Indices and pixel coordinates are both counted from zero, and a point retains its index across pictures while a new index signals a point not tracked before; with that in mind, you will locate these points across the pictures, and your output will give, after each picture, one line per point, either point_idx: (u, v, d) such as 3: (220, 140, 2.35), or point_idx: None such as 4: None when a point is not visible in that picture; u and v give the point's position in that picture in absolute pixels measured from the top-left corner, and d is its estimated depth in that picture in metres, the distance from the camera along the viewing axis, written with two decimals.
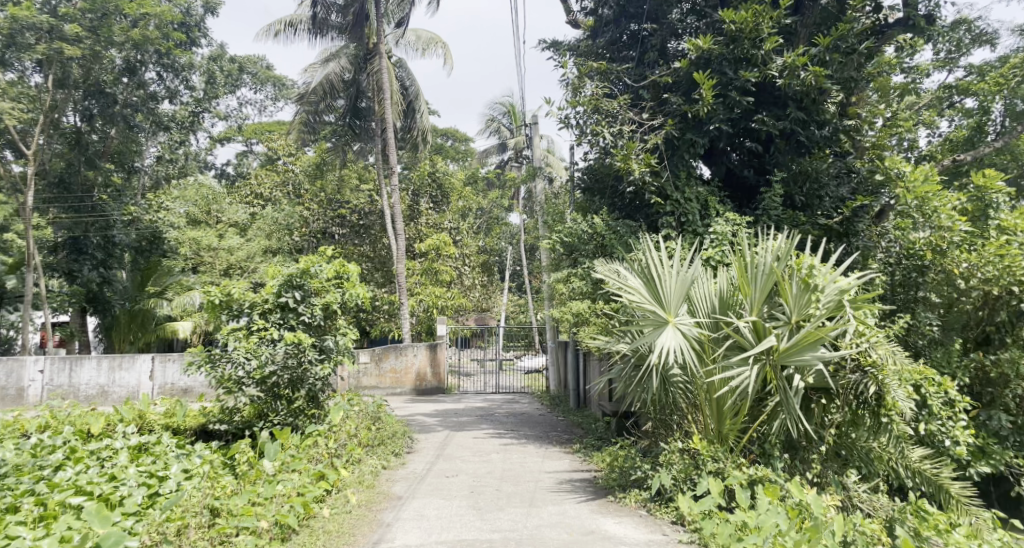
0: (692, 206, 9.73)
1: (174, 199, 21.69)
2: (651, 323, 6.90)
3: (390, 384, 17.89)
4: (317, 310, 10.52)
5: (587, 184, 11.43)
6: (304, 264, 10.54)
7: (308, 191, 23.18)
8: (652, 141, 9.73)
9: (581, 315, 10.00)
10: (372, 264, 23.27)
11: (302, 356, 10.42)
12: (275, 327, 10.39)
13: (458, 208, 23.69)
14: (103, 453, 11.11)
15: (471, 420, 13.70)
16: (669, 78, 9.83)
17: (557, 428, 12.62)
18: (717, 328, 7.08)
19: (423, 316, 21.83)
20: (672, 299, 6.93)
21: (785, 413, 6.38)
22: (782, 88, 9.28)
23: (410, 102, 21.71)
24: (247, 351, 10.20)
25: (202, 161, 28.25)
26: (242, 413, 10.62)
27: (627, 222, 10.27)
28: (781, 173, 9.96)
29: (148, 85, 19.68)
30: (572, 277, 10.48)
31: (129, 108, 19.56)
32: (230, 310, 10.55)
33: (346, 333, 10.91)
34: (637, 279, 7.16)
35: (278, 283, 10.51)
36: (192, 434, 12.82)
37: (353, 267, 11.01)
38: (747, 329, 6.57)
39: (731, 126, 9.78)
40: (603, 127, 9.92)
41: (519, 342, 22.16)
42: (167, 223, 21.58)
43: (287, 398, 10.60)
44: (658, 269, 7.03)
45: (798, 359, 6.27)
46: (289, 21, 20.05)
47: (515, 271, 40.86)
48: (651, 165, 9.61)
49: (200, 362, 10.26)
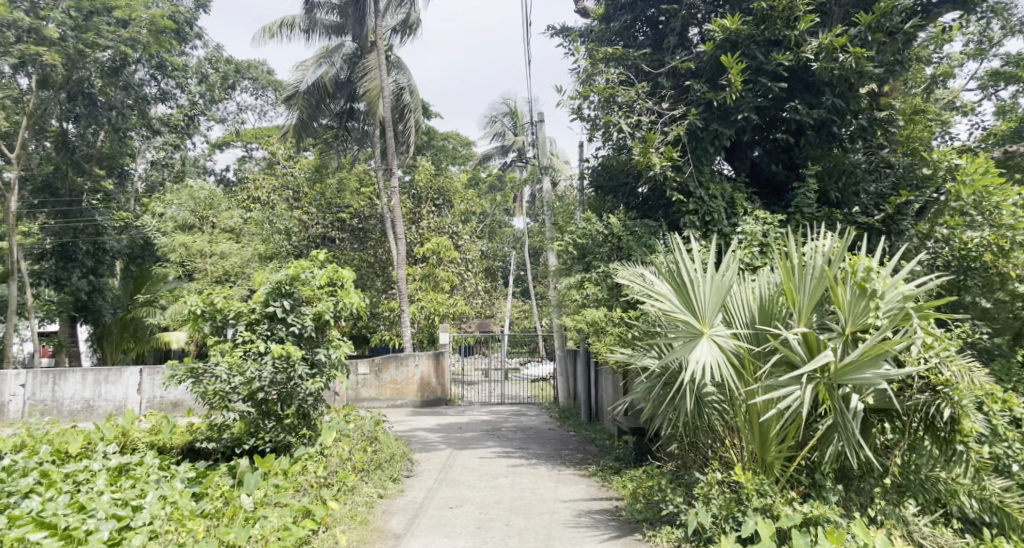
0: (717, 204, 8.89)
1: (168, 203, 20.85)
2: (683, 337, 6.06)
3: (391, 396, 16.94)
4: (308, 320, 9.63)
5: (600, 182, 10.56)
6: (293, 270, 9.65)
7: (305, 193, 22.19)
8: (674, 133, 8.87)
9: (596, 324, 9.17)
10: (372, 269, 22.37)
11: (292, 370, 9.50)
12: (262, 339, 9.52)
13: (461, 211, 22.84)
14: (80, 475, 10.17)
15: (476, 436, 12.79)
16: (692, 64, 8.96)
17: (570, 445, 11.74)
18: (758, 340, 6.21)
19: (425, 323, 20.96)
20: (706, 307, 6.08)
21: (842, 439, 5.49)
22: (817, 72, 8.42)
23: (401, 103, 20.84)
24: (231, 367, 9.32)
25: (200, 167, 27.48)
26: (233, 429, 9.68)
27: (645, 222, 9.46)
28: (813, 168, 9.12)
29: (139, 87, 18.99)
30: (584, 283, 9.58)
31: (117, 110, 18.82)
32: (214, 321, 9.72)
33: (340, 346, 10.01)
34: (666, 283, 6.33)
35: (266, 291, 9.60)
36: (179, 452, 11.91)
37: (347, 273, 10.10)
38: (797, 342, 5.63)
39: (761, 116, 8.96)
40: (620, 117, 9.05)
41: (524, 350, 21.31)
42: (158, 227, 20.74)
43: (277, 416, 9.65)
44: (691, 273, 6.20)
45: (856, 378, 5.36)
46: (282, 22, 19.36)
47: (519, 275, 39.98)
48: (672, 159, 8.75)
49: (182, 376, 9.37)
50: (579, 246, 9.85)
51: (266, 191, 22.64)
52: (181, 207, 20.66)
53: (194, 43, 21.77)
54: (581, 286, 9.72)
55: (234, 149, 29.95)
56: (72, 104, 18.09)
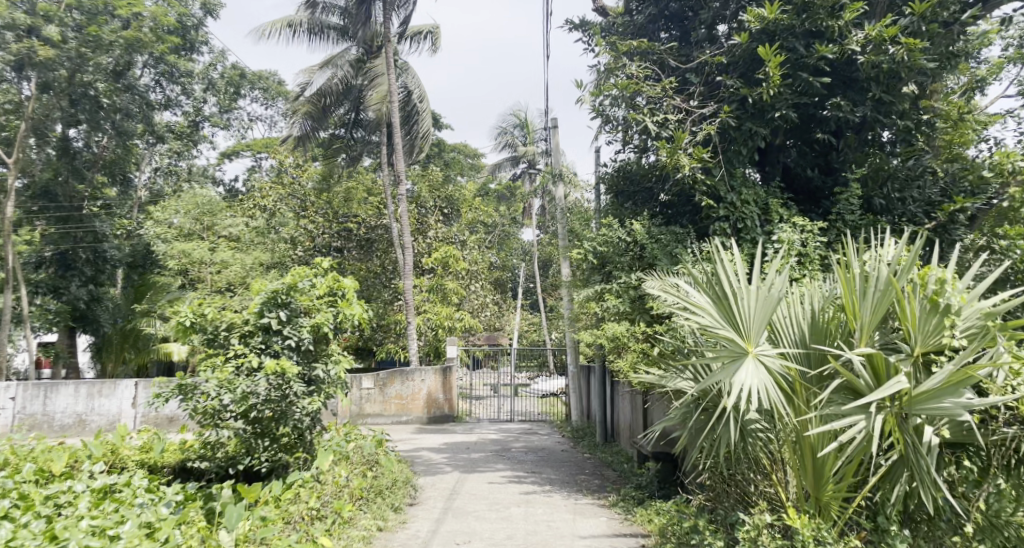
0: (750, 210, 8.18)
1: (171, 211, 20.16)
2: (727, 357, 5.31)
3: (396, 412, 16.22)
4: (305, 332, 8.88)
5: (621, 187, 9.83)
6: (291, 278, 8.92)
7: (312, 202, 21.49)
8: (705, 132, 8.15)
9: (618, 340, 8.42)
10: (380, 280, 21.73)
11: (287, 388, 8.66)
12: (255, 353, 8.76)
13: (470, 221, 22.21)
14: (61, 500, 9.21)
15: (484, 457, 12.01)
16: (725, 58, 8.27)
17: (585, 469, 10.96)
18: (809, 362, 5.46)
19: (431, 337, 20.25)
20: (751, 321, 5.33)
21: (913, 476, 4.73)
22: (864, 66, 7.74)
23: (411, 108, 20.42)
24: (221, 383, 8.53)
25: (208, 177, 26.96)
26: (227, 447, 8.99)
27: (672, 229, 8.72)
28: (856, 172, 8.40)
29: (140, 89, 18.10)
30: (604, 294, 8.85)
31: (122, 114, 17.86)
32: (205, 333, 8.97)
33: (339, 362, 9.24)
34: (703, 294, 5.60)
35: (261, 301, 8.85)
36: (171, 472, 11.10)
37: (348, 283, 9.36)
38: (861, 365, 4.85)
39: (798, 114, 8.26)
40: (645, 115, 8.32)
41: (533, 364, 20.53)
42: (158, 236, 19.73)
43: (272, 436, 8.91)
44: (734, 283, 5.47)
45: (932, 408, 4.59)
46: (288, 23, 18.76)
47: (528, 288, 39.27)
48: (703, 160, 8.03)
49: (170, 393, 8.66)
50: (599, 254, 9.18)
51: (272, 199, 21.83)
52: (183, 212, 20.10)
53: (201, 49, 21.27)
54: (601, 298, 9.01)
55: (244, 158, 29.41)
56: (74, 109, 17.04)
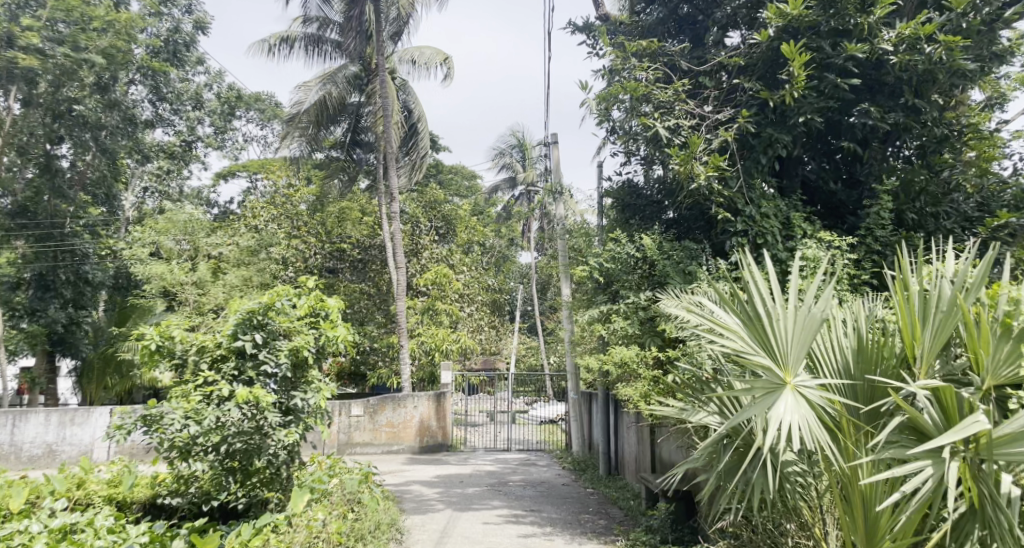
0: (771, 224, 7.46)
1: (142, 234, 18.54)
2: (763, 389, 4.55)
3: (386, 441, 15.33)
4: (282, 357, 8.01)
5: (628, 201, 9.13)
6: (268, 297, 8.10)
7: (304, 221, 20.67)
8: (722, 139, 7.45)
9: (627, 367, 7.66)
10: (372, 301, 20.97)
11: (261, 418, 7.85)
12: (227, 381, 7.93)
13: (465, 241, 21.46)
14: (11, 542, 6.97)
15: (479, 493, 11.15)
16: (742, 59, 7.58)
17: (588, 507, 10.14)
18: (856, 395, 4.71)
19: (425, 361, 19.41)
20: (788, 345, 4.57)
21: (988, 534, 3.92)
22: (897, 67, 7.06)
23: (411, 125, 20.01)
24: (187, 413, 7.63)
25: (204, 199, 26.17)
26: (201, 481, 8.18)
27: (685, 245, 7.98)
28: (885, 184, 7.71)
29: (121, 104, 16.94)
30: (611, 316, 8.12)
31: (109, 133, 16.89)
32: (172, 358, 8.13)
33: (320, 390, 8.33)
34: (733, 313, 4.86)
35: (235, 323, 8.04)
36: (137, 508, 9.61)
37: (332, 302, 8.52)
38: (925, 400, 4.08)
39: (824, 120, 7.55)
40: (657, 120, 7.57)
41: (530, 390, 19.75)
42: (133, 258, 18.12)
43: (246, 470, 8.08)
44: (767, 301, 4.74)
45: (1015, 453, 3.80)
46: (284, 37, 18.24)
47: (526, 310, 38.56)
48: (720, 168, 7.30)
49: (133, 425, 7.70)
50: (604, 271, 8.46)
51: (264, 219, 20.52)
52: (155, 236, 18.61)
53: (196, 69, 20.81)
54: (607, 320, 8.28)
55: (239, 179, 28.68)
56: (56, 125, 16.07)
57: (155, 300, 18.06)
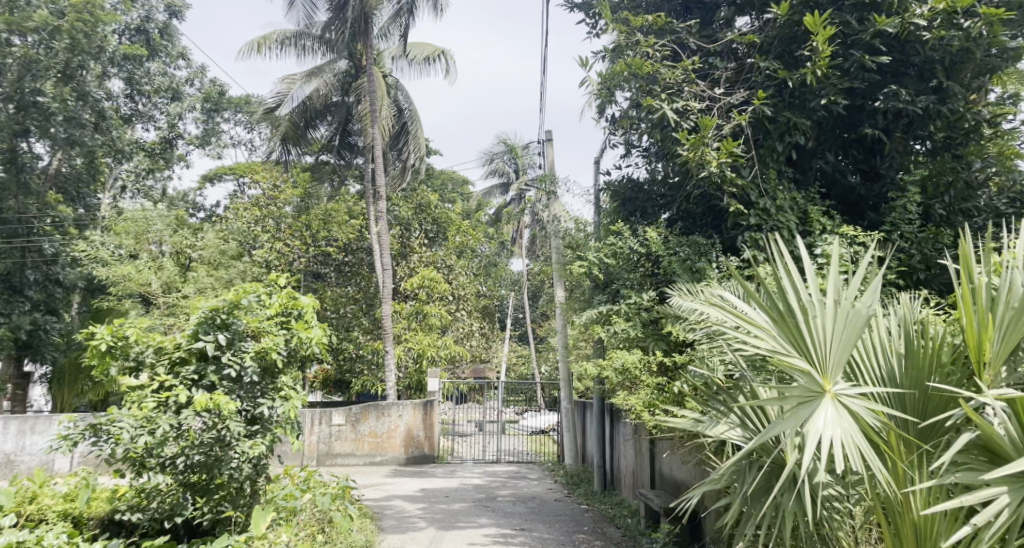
0: (788, 217, 6.78)
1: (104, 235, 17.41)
2: (798, 396, 3.83)
3: (369, 452, 14.52)
4: (247, 361, 7.24)
5: (628, 195, 8.51)
6: (233, 294, 7.36)
7: (289, 224, 19.81)
8: (735, 123, 6.77)
9: (629, 373, 6.98)
10: (359, 306, 20.13)
11: (222, 427, 7.05)
12: (185, 387, 7.12)
13: (456, 245, 20.77)
14: None
15: (466, 509, 10.40)
16: (758, 37, 6.93)
17: (583, 526, 9.41)
18: (904, 407, 4.00)
19: (412, 368, 18.65)
20: (828, 346, 3.85)
21: None
22: (930, 44, 6.42)
23: (401, 123, 19.27)
24: (139, 422, 6.82)
25: (189, 202, 25.41)
26: (163, 496, 7.28)
27: (693, 240, 7.31)
28: (911, 175, 7.08)
29: (96, 96, 16.02)
30: (611, 317, 7.45)
31: (89, 129, 15.92)
32: (124, 361, 7.29)
33: (290, 398, 7.54)
34: (761, 309, 4.15)
35: (195, 323, 7.30)
36: (96, 527, 7.42)
37: (305, 300, 7.80)
38: (998, 411, 3.36)
39: (846, 104, 6.90)
40: (663, 101, 6.88)
41: (521, 398, 19.03)
42: (93, 259, 16.91)
43: (206, 486, 7.29)
44: (801, 294, 4.03)
45: None
46: (271, 38, 17.33)
47: (516, 317, 37.80)
48: (733, 154, 6.62)
49: (79, 436, 6.79)
50: (606, 270, 7.87)
51: (246, 221, 19.66)
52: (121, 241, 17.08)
53: (178, 64, 20.12)
54: (607, 322, 7.63)
55: (225, 182, 27.85)
56: (22, 116, 15.12)
57: (130, 304, 16.68)
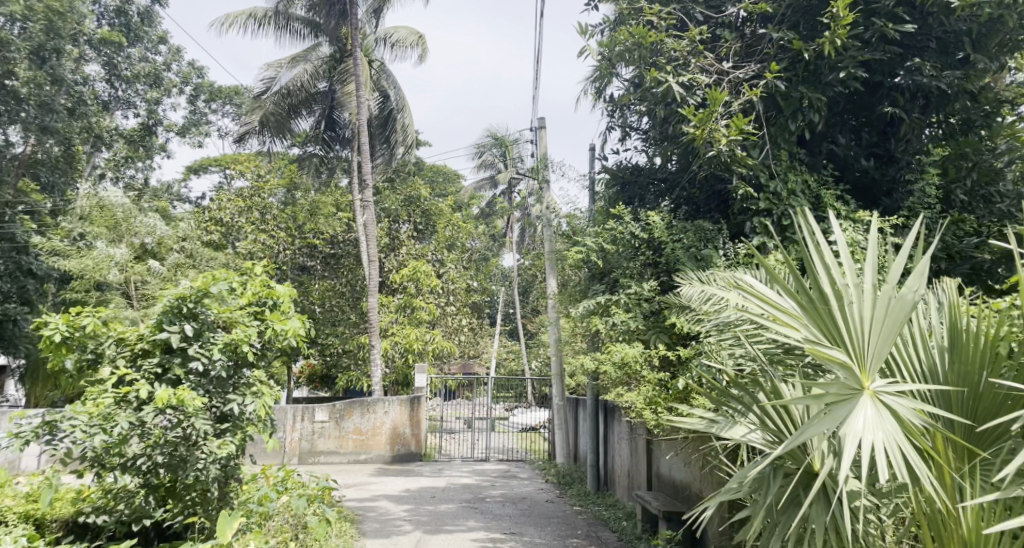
0: (800, 202, 6.28)
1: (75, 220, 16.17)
2: (836, 394, 3.30)
3: (353, 450, 13.98)
4: (215, 353, 6.66)
5: (626, 178, 8.05)
6: (202, 280, 6.80)
7: (273, 215, 19.01)
8: (746, 98, 6.26)
9: (628, 369, 6.51)
10: (346, 298, 19.36)
11: (187, 426, 6.48)
12: (147, 381, 6.54)
13: (446, 238, 20.24)
14: None
15: (454, 510, 9.89)
16: (771, 5, 6.45)
17: (576, 530, 8.92)
18: (954, 409, 3.48)
19: (400, 364, 18.11)
20: (868, 335, 3.34)
21: None
22: (959, 12, 5.96)
23: (387, 109, 18.61)
24: (94, 418, 6.19)
25: (174, 194, 24.76)
26: (131, 498, 6.63)
27: (698, 225, 6.81)
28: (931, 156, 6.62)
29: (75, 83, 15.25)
30: (609, 307, 7.02)
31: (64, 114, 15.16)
32: (82, 353, 6.69)
33: (262, 395, 6.94)
34: (789, 294, 3.63)
35: (159, 312, 6.72)
36: (59, 530, 6.68)
37: (281, 289, 7.25)
38: None
39: (865, 79, 6.43)
40: (669, 74, 6.36)
41: (511, 395, 18.53)
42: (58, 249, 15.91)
43: (172, 489, 6.69)
44: (835, 279, 3.52)
45: None
46: (252, 14, 16.69)
47: (506, 313, 37.32)
48: (744, 132, 6.11)
49: (32, 434, 6.14)
50: (605, 257, 7.42)
51: (229, 212, 19.02)
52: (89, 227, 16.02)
53: (157, 48, 19.42)
54: (605, 313, 7.15)
55: (210, 173, 27.19)
56: None
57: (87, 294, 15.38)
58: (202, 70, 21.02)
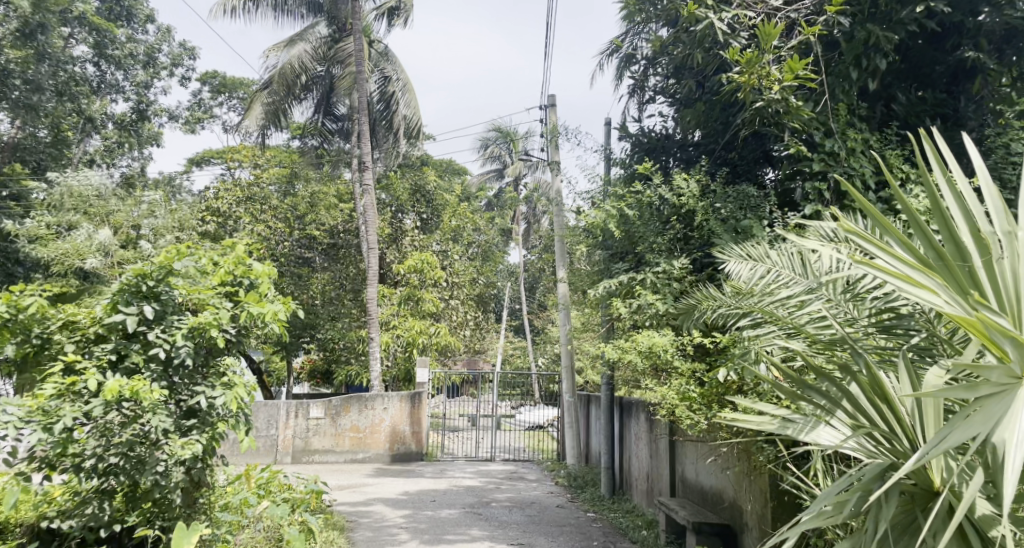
0: (863, 161, 5.33)
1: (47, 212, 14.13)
2: (993, 389, 2.35)
3: (350, 449, 13.06)
4: (179, 340, 5.70)
5: (651, 144, 7.21)
6: (166, 255, 5.86)
7: (274, 206, 17.93)
8: (802, 38, 5.32)
9: (654, 358, 5.57)
10: (345, 290, 18.48)
11: (145, 422, 5.51)
12: (98, 370, 5.57)
13: (452, 228, 18.89)
14: None
15: (456, 517, 8.92)
16: None
17: (593, 541, 7.94)
18: None
19: (401, 359, 17.19)
20: None
21: None
22: None
23: (388, 93, 17.48)
24: (31, 416, 5.15)
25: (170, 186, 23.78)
26: (105, 501, 5.51)
27: (737, 190, 5.88)
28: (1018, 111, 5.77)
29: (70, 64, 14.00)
30: (634, 286, 6.12)
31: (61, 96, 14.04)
32: (27, 338, 5.72)
33: (235, 388, 5.94)
34: (908, 246, 2.73)
35: (118, 293, 5.77)
36: (23, 537, 5.47)
37: (259, 267, 6.32)
38: None
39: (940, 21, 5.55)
40: (709, 10, 5.49)
41: (518, 393, 17.57)
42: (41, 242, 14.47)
43: (133, 495, 5.60)
44: (977, 228, 2.66)
45: None
46: None
47: (512, 310, 36.36)
48: (801, 76, 5.17)
49: None
50: (626, 230, 6.54)
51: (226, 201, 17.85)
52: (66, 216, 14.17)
53: (148, 29, 18.42)
54: (628, 295, 6.24)
55: (209, 165, 26.23)
56: None
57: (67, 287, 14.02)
58: (195, 52, 20.07)
